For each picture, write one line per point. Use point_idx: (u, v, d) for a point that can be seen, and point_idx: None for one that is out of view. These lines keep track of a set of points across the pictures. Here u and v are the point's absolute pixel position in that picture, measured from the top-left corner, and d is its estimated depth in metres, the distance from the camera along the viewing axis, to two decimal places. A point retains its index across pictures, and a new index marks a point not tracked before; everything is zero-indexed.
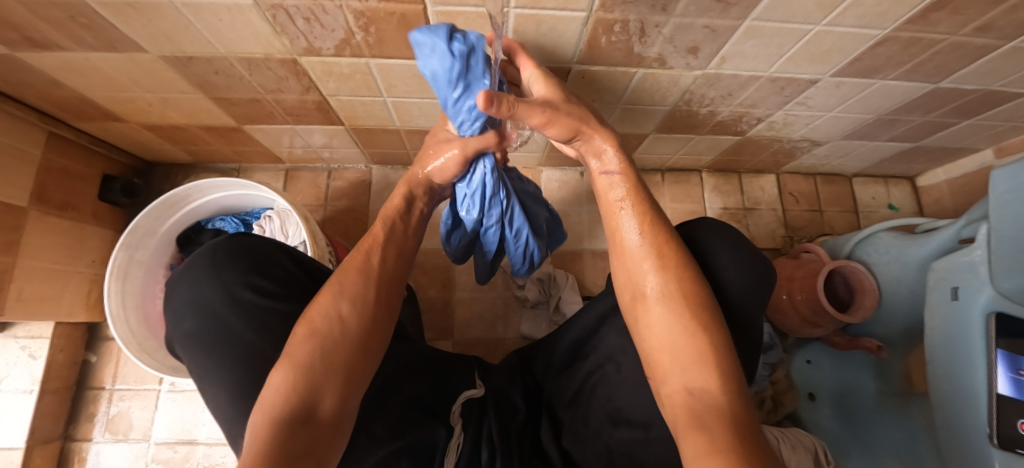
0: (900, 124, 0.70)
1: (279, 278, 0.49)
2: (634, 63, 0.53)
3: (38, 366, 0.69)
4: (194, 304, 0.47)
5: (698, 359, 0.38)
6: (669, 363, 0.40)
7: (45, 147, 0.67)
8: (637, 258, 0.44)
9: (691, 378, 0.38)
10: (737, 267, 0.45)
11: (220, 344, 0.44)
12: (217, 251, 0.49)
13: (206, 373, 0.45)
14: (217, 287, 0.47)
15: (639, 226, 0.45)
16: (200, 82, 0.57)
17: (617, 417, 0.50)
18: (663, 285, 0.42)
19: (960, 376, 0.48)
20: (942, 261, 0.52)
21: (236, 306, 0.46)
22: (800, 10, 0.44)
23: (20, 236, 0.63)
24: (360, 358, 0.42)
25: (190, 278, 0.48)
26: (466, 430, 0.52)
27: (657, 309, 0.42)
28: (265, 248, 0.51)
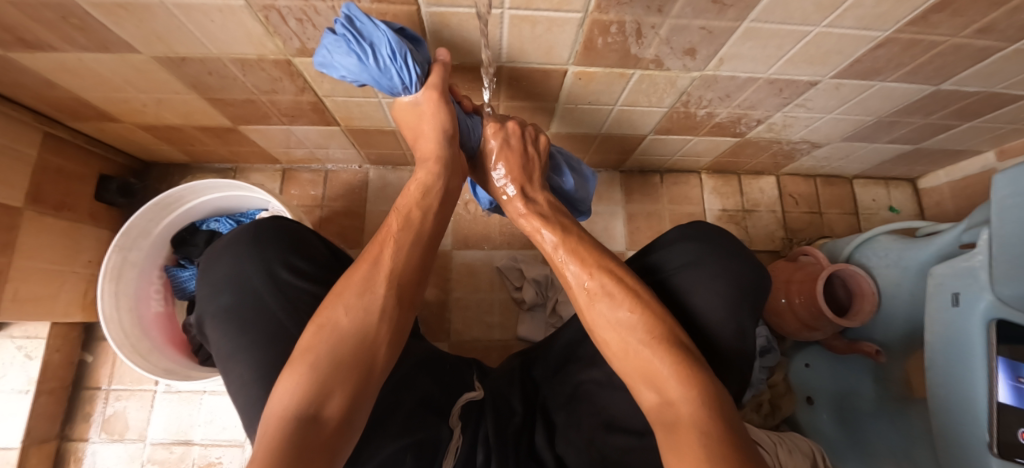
0: (900, 126, 0.69)
1: (317, 262, 0.51)
2: (630, 65, 0.53)
3: (34, 366, 0.69)
4: (230, 280, 0.47)
5: (661, 372, 0.37)
6: (640, 378, 0.39)
7: (41, 147, 0.66)
8: (576, 296, 0.45)
9: (661, 389, 0.37)
10: (712, 278, 0.47)
11: (257, 323, 0.44)
12: (260, 231, 0.49)
13: (234, 349, 0.44)
14: (258, 264, 0.47)
15: (578, 270, 0.45)
16: (193, 82, 0.57)
17: (613, 424, 0.52)
18: (608, 314, 0.42)
19: (959, 383, 0.48)
20: (943, 265, 0.51)
21: (276, 287, 0.46)
22: (798, 11, 0.43)
23: (15, 236, 0.63)
24: (373, 350, 0.39)
25: (231, 254, 0.48)
26: (464, 431, 0.52)
27: (610, 338, 0.41)
28: (306, 235, 0.53)
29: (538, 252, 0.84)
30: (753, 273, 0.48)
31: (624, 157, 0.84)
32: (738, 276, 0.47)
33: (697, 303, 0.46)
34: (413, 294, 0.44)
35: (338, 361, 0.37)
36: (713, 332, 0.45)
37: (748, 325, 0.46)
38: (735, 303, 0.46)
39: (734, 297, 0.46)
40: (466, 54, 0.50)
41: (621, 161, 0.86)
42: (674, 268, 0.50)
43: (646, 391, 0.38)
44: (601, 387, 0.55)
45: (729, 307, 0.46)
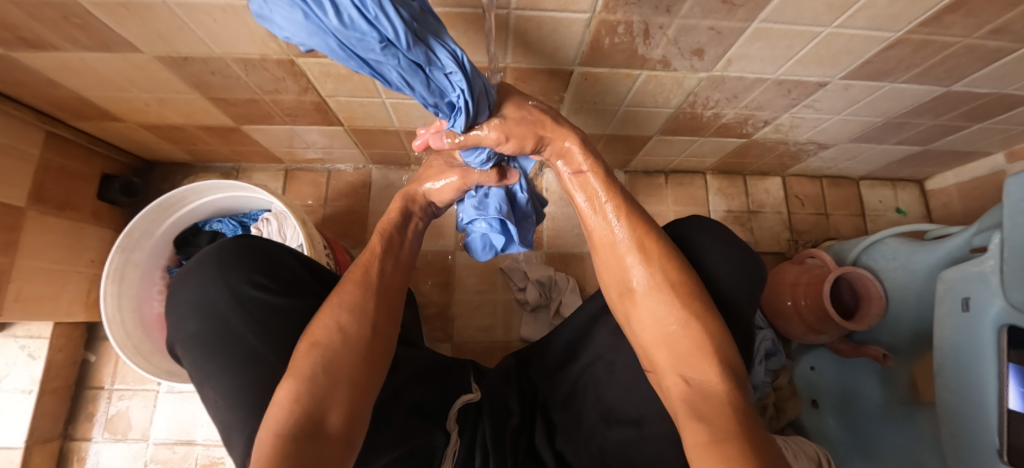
0: (909, 127, 0.68)
1: (284, 279, 0.49)
2: (637, 66, 0.52)
3: (37, 366, 0.69)
4: (198, 303, 0.47)
5: (700, 350, 0.39)
6: (672, 353, 0.40)
7: (43, 147, 0.66)
8: (622, 254, 0.44)
9: (688, 369, 0.39)
10: (727, 256, 0.47)
11: (226, 347, 0.44)
12: (223, 252, 0.48)
13: (206, 375, 0.44)
14: (220, 287, 0.46)
15: (622, 218, 0.44)
16: (196, 82, 0.56)
17: (609, 416, 0.52)
18: (652, 280, 0.42)
19: (969, 388, 0.47)
20: (953, 270, 0.51)
21: (243, 310, 0.45)
22: (809, 12, 0.43)
23: (18, 236, 0.62)
24: (361, 368, 0.42)
25: (197, 279, 0.48)
26: (461, 435, 0.52)
27: (654, 304, 0.42)
28: (274, 251, 0.51)
29: (542, 253, 0.84)
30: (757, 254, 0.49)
31: (629, 158, 0.84)
32: (750, 259, 0.48)
33: (714, 273, 0.47)
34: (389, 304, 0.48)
35: (332, 374, 0.40)
36: (726, 304, 0.46)
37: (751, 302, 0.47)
38: (743, 280, 0.47)
39: (742, 280, 0.47)
40: (471, 55, 0.49)
41: (626, 161, 0.86)
42: (698, 243, 0.48)
43: (673, 368, 0.40)
44: (599, 382, 0.54)
45: (743, 289, 0.46)
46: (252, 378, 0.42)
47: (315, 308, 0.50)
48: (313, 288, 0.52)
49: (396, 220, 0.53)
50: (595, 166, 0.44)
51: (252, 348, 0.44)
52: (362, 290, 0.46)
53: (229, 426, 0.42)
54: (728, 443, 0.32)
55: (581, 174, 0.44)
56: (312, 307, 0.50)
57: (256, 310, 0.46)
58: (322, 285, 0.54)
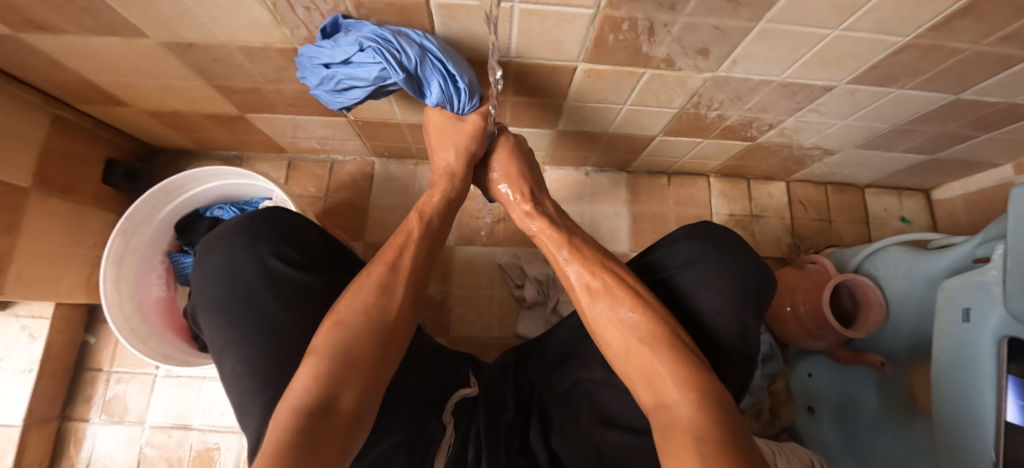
0: (915, 134, 0.67)
1: (308, 254, 0.51)
2: (640, 64, 0.52)
3: (37, 346, 0.70)
4: (226, 269, 0.47)
5: (659, 374, 0.37)
6: (636, 378, 0.39)
7: (48, 129, 0.67)
8: (579, 300, 0.45)
9: (663, 393, 0.36)
10: (715, 274, 0.46)
11: (248, 315, 0.45)
12: (254, 220, 0.49)
13: (227, 343, 0.44)
14: (248, 256, 0.47)
15: (577, 263, 0.47)
16: (200, 69, 0.56)
17: (610, 420, 0.50)
18: (605, 311, 0.42)
19: (963, 397, 0.47)
20: (954, 279, 0.50)
21: (268, 279, 0.46)
22: (814, 14, 0.42)
23: (21, 218, 0.63)
24: (375, 349, 0.41)
25: (224, 245, 0.48)
26: (457, 428, 0.52)
27: (608, 340, 0.42)
28: (300, 225, 0.52)
29: (541, 251, 0.84)
30: (759, 265, 0.47)
31: (631, 158, 0.83)
32: (740, 279, 0.45)
33: (711, 296, 0.45)
34: (416, 291, 0.48)
35: (354, 356, 0.39)
36: (714, 333, 0.45)
37: (752, 324, 0.45)
38: (746, 294, 0.45)
39: (732, 302, 0.45)
40: (474, 48, 0.49)
41: (628, 161, 0.85)
42: (673, 267, 0.50)
43: (643, 390, 0.38)
44: (599, 386, 0.53)
45: (730, 318, 0.44)
46: (276, 347, 0.43)
47: (335, 286, 0.50)
48: (333, 267, 0.53)
49: (439, 208, 0.55)
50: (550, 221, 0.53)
51: (274, 318, 0.45)
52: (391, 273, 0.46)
53: (244, 395, 0.42)
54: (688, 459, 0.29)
55: (538, 232, 0.53)
56: (331, 285, 0.50)
57: (282, 282, 0.47)
58: (340, 265, 0.55)
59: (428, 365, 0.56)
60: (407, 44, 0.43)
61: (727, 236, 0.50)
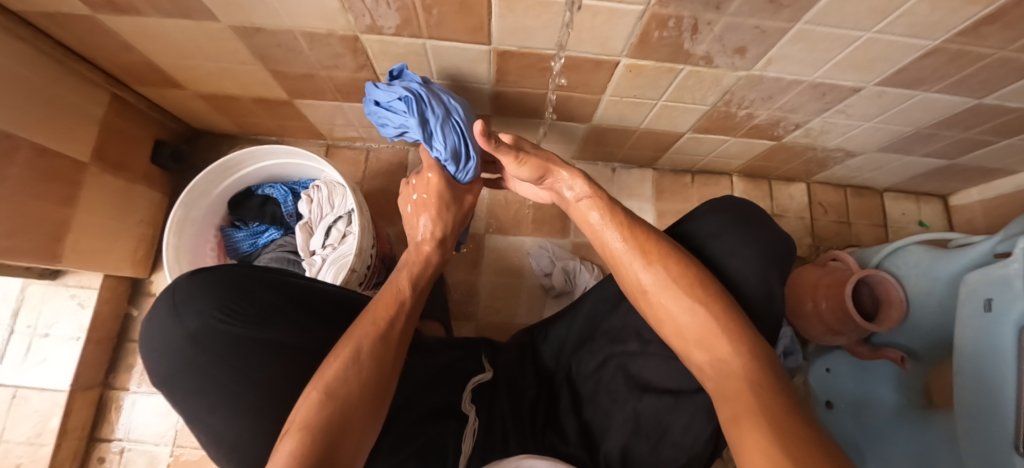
0: (937, 139, 0.70)
1: (258, 312, 0.43)
2: (680, 60, 0.55)
3: (85, 315, 0.73)
4: (165, 341, 0.41)
5: (715, 333, 0.39)
6: (686, 341, 0.41)
7: (107, 108, 0.70)
8: (655, 299, 0.43)
9: (715, 350, 0.39)
10: (744, 244, 0.48)
11: (201, 390, 0.41)
12: (179, 289, 0.42)
13: (191, 415, 0.41)
14: (185, 327, 0.40)
15: (648, 261, 0.44)
16: (261, 54, 0.60)
17: (644, 386, 0.52)
18: (659, 278, 0.43)
19: (985, 384, 0.49)
20: (976, 274, 0.52)
21: (216, 351, 0.41)
22: (851, 16, 0.45)
23: (79, 191, 0.67)
24: (358, 417, 0.37)
25: (158, 315, 0.42)
26: (479, 416, 0.52)
27: (660, 303, 0.43)
28: (242, 279, 0.44)
29: (568, 242, 0.86)
30: (776, 232, 0.50)
31: (657, 155, 0.86)
32: (765, 245, 0.48)
33: (738, 262, 0.47)
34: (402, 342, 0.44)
35: (334, 424, 0.35)
36: (748, 298, 0.46)
37: (778, 286, 0.47)
38: (768, 258, 0.47)
39: (760, 269, 0.47)
40: (525, 41, 0.52)
41: (654, 158, 0.88)
42: (700, 241, 0.50)
43: (697, 352, 0.40)
44: (633, 357, 0.54)
45: (759, 285, 0.46)
46: (243, 422, 0.40)
47: (299, 336, 0.46)
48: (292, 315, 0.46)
49: (426, 275, 0.53)
50: (594, 190, 0.51)
51: (235, 392, 0.41)
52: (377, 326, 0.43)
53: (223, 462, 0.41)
54: (748, 417, 0.33)
55: (585, 199, 0.51)
56: (292, 337, 0.45)
57: (236, 349, 0.41)
58: (304, 307, 0.48)
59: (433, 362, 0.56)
60: (437, 104, 0.56)
61: (746, 207, 0.52)
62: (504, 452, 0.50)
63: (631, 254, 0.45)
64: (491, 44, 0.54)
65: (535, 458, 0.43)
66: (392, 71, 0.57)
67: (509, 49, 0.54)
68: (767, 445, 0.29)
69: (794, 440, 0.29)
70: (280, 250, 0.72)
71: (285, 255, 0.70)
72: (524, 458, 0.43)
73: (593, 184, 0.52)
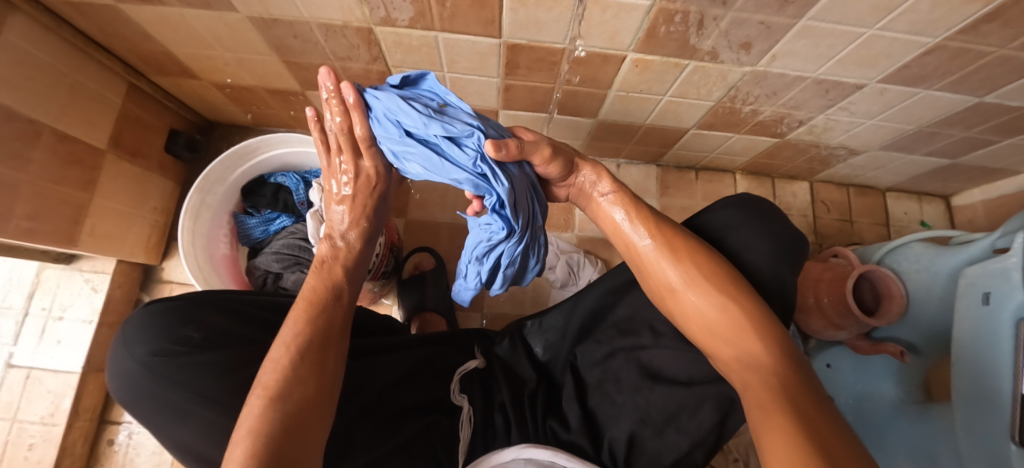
0: (939, 137, 0.71)
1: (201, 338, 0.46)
2: (686, 56, 0.56)
3: (99, 298, 0.74)
4: (131, 366, 0.46)
5: (745, 328, 0.38)
6: (714, 336, 0.40)
7: (124, 97, 0.72)
8: (683, 298, 0.42)
9: (740, 346, 0.38)
10: (759, 238, 0.48)
11: (163, 411, 0.44)
12: (132, 327, 0.47)
13: (161, 430, 0.45)
14: (138, 354, 0.46)
15: (673, 260, 0.43)
16: (277, 45, 0.61)
17: (655, 376, 0.52)
18: (686, 276, 0.42)
19: (982, 375, 0.50)
20: (975, 266, 0.53)
21: (165, 378, 0.44)
22: (854, 12, 0.46)
23: (97, 177, 0.68)
24: (306, 424, 0.36)
25: (121, 347, 0.47)
26: (473, 403, 0.53)
27: (690, 299, 0.42)
28: (189, 308, 0.48)
29: (573, 236, 0.88)
30: (788, 226, 0.51)
31: (662, 151, 0.88)
32: (779, 240, 0.48)
33: (754, 256, 0.48)
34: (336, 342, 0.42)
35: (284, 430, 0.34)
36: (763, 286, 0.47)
37: (790, 280, 0.47)
38: (782, 251, 0.48)
39: (772, 264, 0.47)
40: (535, 35, 0.54)
41: (659, 154, 0.89)
42: (717, 235, 0.51)
43: (724, 349, 0.39)
44: (642, 349, 0.53)
45: (771, 279, 0.47)
46: (203, 432, 0.43)
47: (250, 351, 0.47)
48: (243, 332, 0.49)
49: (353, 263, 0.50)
50: (620, 187, 0.49)
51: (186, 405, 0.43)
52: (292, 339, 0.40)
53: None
54: (773, 402, 0.32)
55: (608, 195, 0.49)
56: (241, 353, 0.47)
57: (184, 369, 0.44)
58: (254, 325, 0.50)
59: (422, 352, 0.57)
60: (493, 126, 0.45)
61: (754, 202, 0.53)
62: (504, 440, 0.50)
63: (658, 253, 0.44)
64: (502, 37, 0.55)
65: (535, 448, 0.46)
66: (407, 75, 0.45)
67: (519, 42, 0.56)
68: (789, 430, 0.29)
69: (816, 427, 0.29)
70: (291, 237, 0.73)
71: (297, 242, 0.72)
72: (524, 448, 0.47)
73: (617, 182, 0.49)
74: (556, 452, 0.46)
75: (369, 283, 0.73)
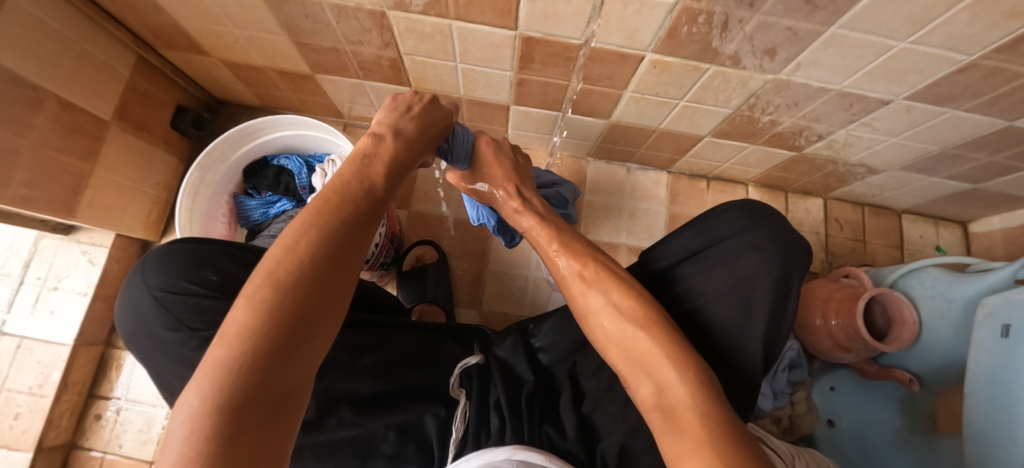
0: (963, 160, 0.68)
1: (213, 283, 0.45)
2: (707, 59, 0.54)
3: (95, 272, 0.73)
4: (142, 297, 0.45)
5: (658, 355, 0.36)
6: (633, 365, 0.37)
7: (133, 70, 0.71)
8: (601, 321, 0.40)
9: (659, 376, 0.35)
10: (765, 237, 0.45)
11: (159, 345, 0.44)
12: (148, 256, 0.46)
13: (158, 370, 0.44)
14: (152, 288, 0.45)
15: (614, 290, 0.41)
16: (288, 24, 0.60)
17: None
18: (603, 304, 0.41)
19: (999, 410, 0.47)
20: (997, 297, 0.51)
21: (175, 317, 0.44)
22: (887, 22, 0.44)
23: (99, 147, 0.67)
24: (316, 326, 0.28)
25: (138, 268, 0.46)
26: (471, 399, 0.51)
27: (605, 327, 0.40)
28: (210, 253, 0.47)
29: None
30: (799, 235, 0.46)
31: (674, 158, 0.86)
32: (788, 243, 0.45)
33: (746, 263, 0.45)
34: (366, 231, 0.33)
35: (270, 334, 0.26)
36: (756, 297, 0.43)
37: (793, 288, 0.44)
38: (788, 260, 0.44)
39: (777, 265, 0.43)
40: (552, 28, 0.52)
41: (670, 161, 0.88)
42: (718, 238, 0.49)
43: (641, 379, 0.36)
44: None
45: (774, 282, 0.43)
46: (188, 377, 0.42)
47: None
48: None
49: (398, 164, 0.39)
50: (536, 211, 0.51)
51: (189, 347, 0.43)
52: (301, 235, 0.30)
53: None
54: (699, 450, 0.28)
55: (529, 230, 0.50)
56: None
57: (196, 309, 0.44)
58: None
59: (424, 338, 0.56)
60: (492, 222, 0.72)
61: (765, 211, 0.48)
62: (496, 441, 0.48)
63: (591, 279, 0.42)
64: (517, 29, 0.53)
65: (529, 450, 0.41)
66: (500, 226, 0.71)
67: (535, 35, 0.54)
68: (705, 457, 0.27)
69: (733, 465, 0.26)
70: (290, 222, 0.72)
71: None
72: (517, 449, 0.41)
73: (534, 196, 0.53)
74: (550, 457, 0.40)
75: (367, 273, 0.72)
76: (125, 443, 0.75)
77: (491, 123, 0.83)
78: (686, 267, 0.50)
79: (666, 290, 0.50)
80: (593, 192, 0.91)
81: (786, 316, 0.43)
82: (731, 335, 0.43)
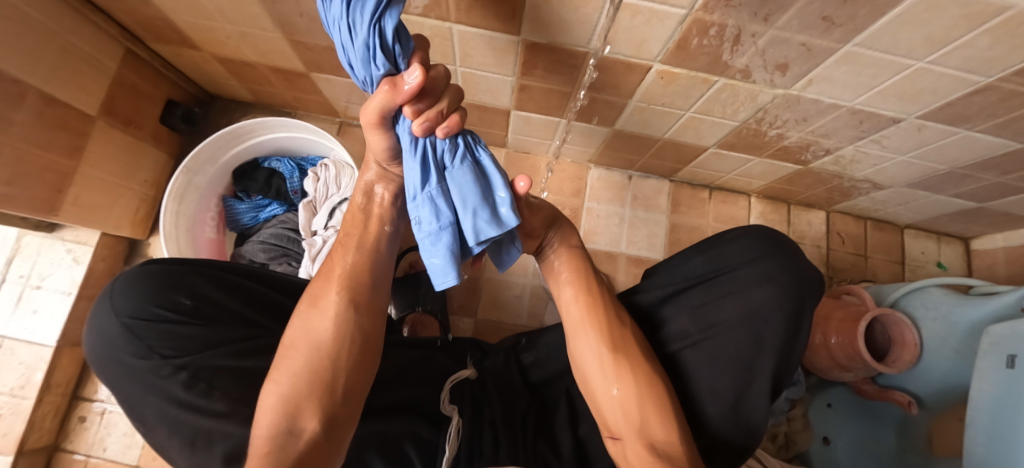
0: (971, 180, 0.67)
1: (185, 308, 0.44)
2: (716, 72, 0.52)
3: (79, 271, 0.71)
4: (112, 323, 0.43)
5: (651, 412, 0.40)
6: (632, 423, 0.40)
7: (120, 63, 0.68)
8: (602, 375, 0.42)
9: (651, 433, 0.40)
10: (778, 270, 0.44)
11: (127, 374, 0.42)
12: (120, 280, 0.45)
13: (128, 398, 0.42)
14: (122, 314, 0.43)
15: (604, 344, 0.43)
16: (282, 22, 0.57)
17: None
18: (605, 357, 0.43)
19: (1001, 445, 0.46)
20: (1002, 326, 0.50)
21: (144, 344, 0.42)
22: (906, 42, 0.42)
23: (84, 143, 0.65)
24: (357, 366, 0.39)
25: (109, 290, 0.45)
26: (462, 414, 0.49)
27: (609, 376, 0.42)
28: (186, 275, 0.45)
29: None
30: (809, 265, 0.45)
31: (677, 167, 0.84)
32: (800, 276, 0.44)
33: (755, 295, 0.43)
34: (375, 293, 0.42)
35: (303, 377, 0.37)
36: (764, 334, 0.42)
37: (806, 321, 0.43)
38: (798, 293, 0.43)
39: (788, 300, 0.42)
40: (557, 35, 0.50)
41: (673, 170, 0.86)
42: (733, 264, 0.47)
43: (633, 436, 0.40)
44: None
45: (784, 316, 0.42)
46: (158, 405, 0.41)
47: (234, 331, 0.45)
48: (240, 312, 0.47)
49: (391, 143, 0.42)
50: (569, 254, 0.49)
51: (161, 375, 0.42)
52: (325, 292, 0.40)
53: (161, 443, 0.42)
54: None
55: (570, 250, 0.50)
56: (224, 331, 0.45)
57: (167, 335, 0.43)
58: (246, 304, 0.48)
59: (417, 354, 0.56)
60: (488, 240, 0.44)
61: (773, 238, 0.47)
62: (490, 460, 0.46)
63: (595, 328, 0.44)
64: (521, 35, 0.51)
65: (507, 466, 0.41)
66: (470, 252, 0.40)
67: (540, 41, 0.52)
68: None
69: None
70: (281, 226, 0.73)
71: (286, 233, 0.70)
72: None
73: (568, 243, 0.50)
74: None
75: None
76: (110, 446, 0.74)
77: (490, 127, 0.81)
78: (689, 296, 0.48)
79: (666, 320, 0.49)
80: (592, 199, 0.90)
81: (794, 350, 0.43)
82: (736, 374, 0.42)
